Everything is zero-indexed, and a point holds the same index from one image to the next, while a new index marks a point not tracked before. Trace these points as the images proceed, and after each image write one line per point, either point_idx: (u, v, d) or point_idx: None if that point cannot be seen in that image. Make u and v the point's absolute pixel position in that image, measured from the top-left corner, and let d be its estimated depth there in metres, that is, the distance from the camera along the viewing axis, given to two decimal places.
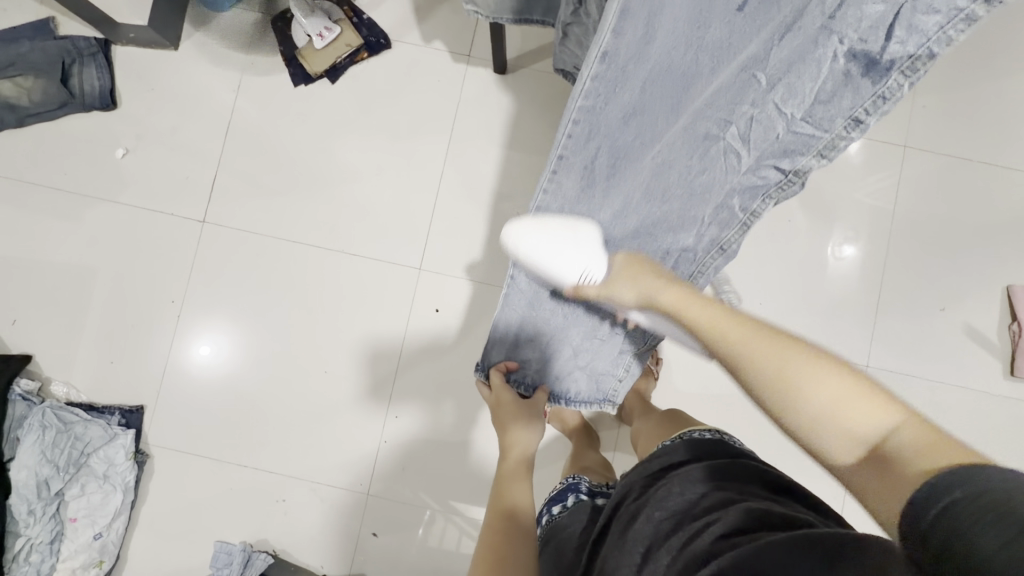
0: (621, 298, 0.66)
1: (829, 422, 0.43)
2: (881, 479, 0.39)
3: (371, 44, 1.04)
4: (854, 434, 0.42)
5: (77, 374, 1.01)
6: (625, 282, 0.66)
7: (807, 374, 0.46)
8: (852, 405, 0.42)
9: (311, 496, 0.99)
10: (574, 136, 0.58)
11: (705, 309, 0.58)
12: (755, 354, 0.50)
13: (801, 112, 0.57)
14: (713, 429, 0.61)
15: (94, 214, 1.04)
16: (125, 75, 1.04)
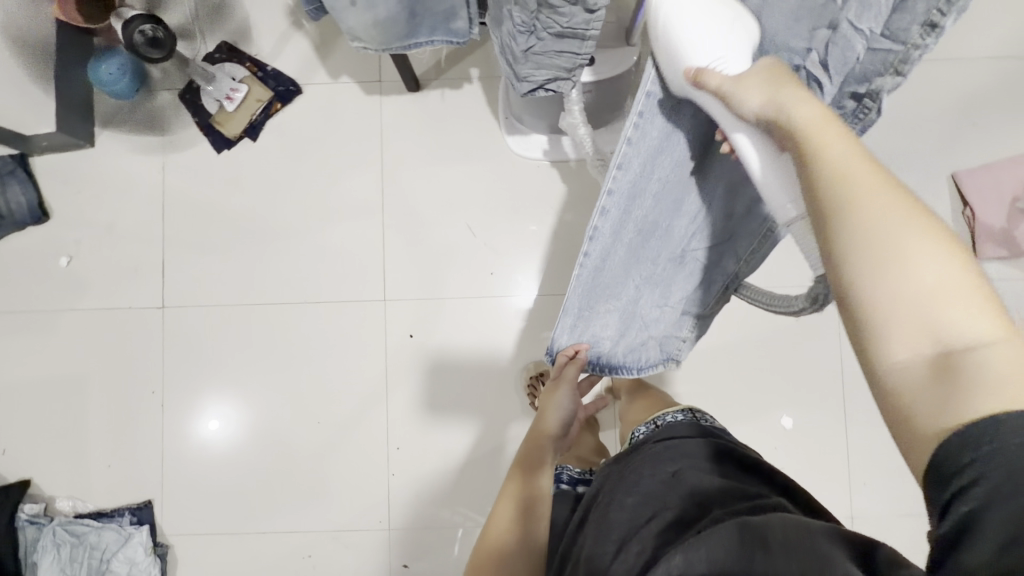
0: (743, 103, 0.43)
1: (912, 311, 0.33)
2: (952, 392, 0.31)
3: (281, 94, 1.04)
4: (930, 328, 0.32)
5: (78, 486, 1.01)
6: (757, 85, 0.43)
7: (918, 234, 0.34)
8: (951, 303, 0.32)
9: (335, 544, 1.00)
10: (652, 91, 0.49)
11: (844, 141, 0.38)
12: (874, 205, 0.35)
13: (878, 26, 0.43)
14: (684, 410, 0.66)
15: (55, 327, 1.03)
16: (49, 184, 1.04)
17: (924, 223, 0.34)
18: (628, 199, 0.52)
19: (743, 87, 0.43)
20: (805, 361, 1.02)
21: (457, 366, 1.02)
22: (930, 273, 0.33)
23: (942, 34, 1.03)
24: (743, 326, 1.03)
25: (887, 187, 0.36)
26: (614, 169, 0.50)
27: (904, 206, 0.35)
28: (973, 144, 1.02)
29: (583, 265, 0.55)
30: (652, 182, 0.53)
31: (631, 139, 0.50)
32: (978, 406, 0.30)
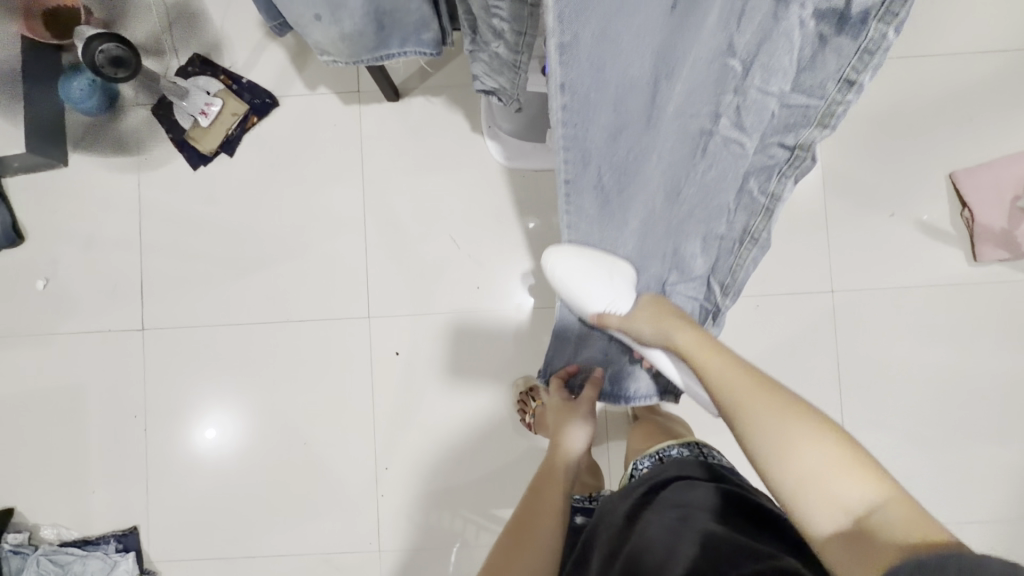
0: (641, 334, 0.61)
1: (812, 492, 0.43)
2: (861, 551, 0.39)
3: (257, 107, 1.01)
4: (828, 504, 0.42)
5: (63, 513, 0.99)
6: (645, 318, 0.61)
7: (790, 425, 0.46)
8: (837, 480, 0.43)
9: (326, 566, 0.99)
10: (572, 181, 0.47)
11: (716, 355, 0.54)
12: (755, 408, 0.48)
13: (789, 85, 0.40)
14: (691, 444, 0.71)
15: (33, 351, 1.01)
16: (23, 205, 1.01)
17: (789, 413, 0.47)
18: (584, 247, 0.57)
19: (639, 326, 0.61)
20: (802, 369, 0.99)
21: (445, 382, 1.00)
22: (808, 459, 0.44)
23: (936, 28, 1.00)
24: (737, 335, 1.00)
25: (755, 389, 0.49)
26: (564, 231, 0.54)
27: (778, 405, 0.48)
28: (970, 141, 0.99)
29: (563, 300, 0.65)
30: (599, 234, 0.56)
31: (568, 214, 0.51)
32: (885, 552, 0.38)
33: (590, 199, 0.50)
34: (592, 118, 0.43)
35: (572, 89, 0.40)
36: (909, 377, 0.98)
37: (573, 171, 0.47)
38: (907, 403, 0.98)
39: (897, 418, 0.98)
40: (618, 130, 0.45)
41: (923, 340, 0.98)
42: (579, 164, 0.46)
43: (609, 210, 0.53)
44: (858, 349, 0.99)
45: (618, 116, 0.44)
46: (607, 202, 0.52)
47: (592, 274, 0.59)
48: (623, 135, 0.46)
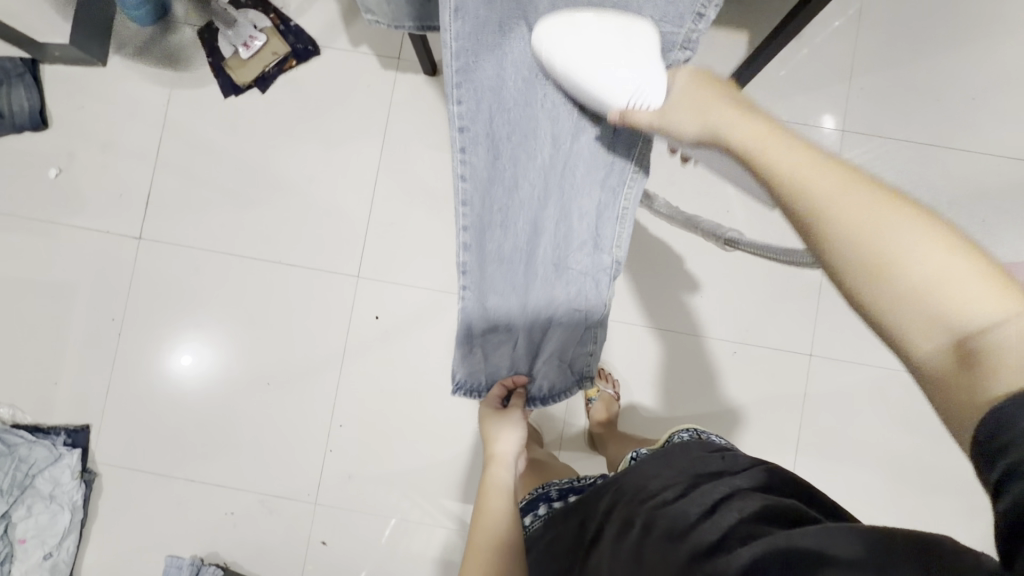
0: (680, 130, 0.47)
1: (932, 301, 0.30)
2: (972, 380, 0.28)
3: (298, 51, 1.03)
4: (948, 312, 0.30)
5: (22, 396, 1.01)
6: (685, 112, 0.47)
7: (890, 212, 0.33)
8: (960, 276, 0.30)
9: (260, 507, 1.00)
10: (467, 128, 0.54)
11: (786, 145, 0.39)
12: (847, 204, 0.35)
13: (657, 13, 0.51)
14: (689, 429, 0.66)
15: (30, 234, 1.03)
16: (55, 94, 1.04)
17: (899, 199, 0.34)
18: (480, 228, 0.58)
19: (677, 115, 0.47)
20: (764, 425, 0.99)
21: (415, 356, 1.02)
22: (922, 269, 0.31)
23: (969, 123, 1.01)
24: (709, 377, 1.01)
25: (854, 182, 0.35)
26: (459, 206, 0.57)
27: (883, 198, 0.34)
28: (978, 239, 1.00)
29: (462, 298, 0.61)
30: (497, 208, 0.58)
31: (464, 180, 0.56)
32: (1005, 381, 0.27)
33: (483, 153, 0.55)
34: (483, 51, 0.53)
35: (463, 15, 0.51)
36: (868, 457, 0.98)
37: (469, 115, 0.54)
38: (862, 482, 0.98)
39: (848, 495, 0.97)
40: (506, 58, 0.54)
41: (889, 424, 0.99)
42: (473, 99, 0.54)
43: (504, 166, 0.57)
44: (823, 418, 0.99)
45: (506, 44, 0.54)
46: (500, 151, 0.56)
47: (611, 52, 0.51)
48: (513, 64, 0.54)
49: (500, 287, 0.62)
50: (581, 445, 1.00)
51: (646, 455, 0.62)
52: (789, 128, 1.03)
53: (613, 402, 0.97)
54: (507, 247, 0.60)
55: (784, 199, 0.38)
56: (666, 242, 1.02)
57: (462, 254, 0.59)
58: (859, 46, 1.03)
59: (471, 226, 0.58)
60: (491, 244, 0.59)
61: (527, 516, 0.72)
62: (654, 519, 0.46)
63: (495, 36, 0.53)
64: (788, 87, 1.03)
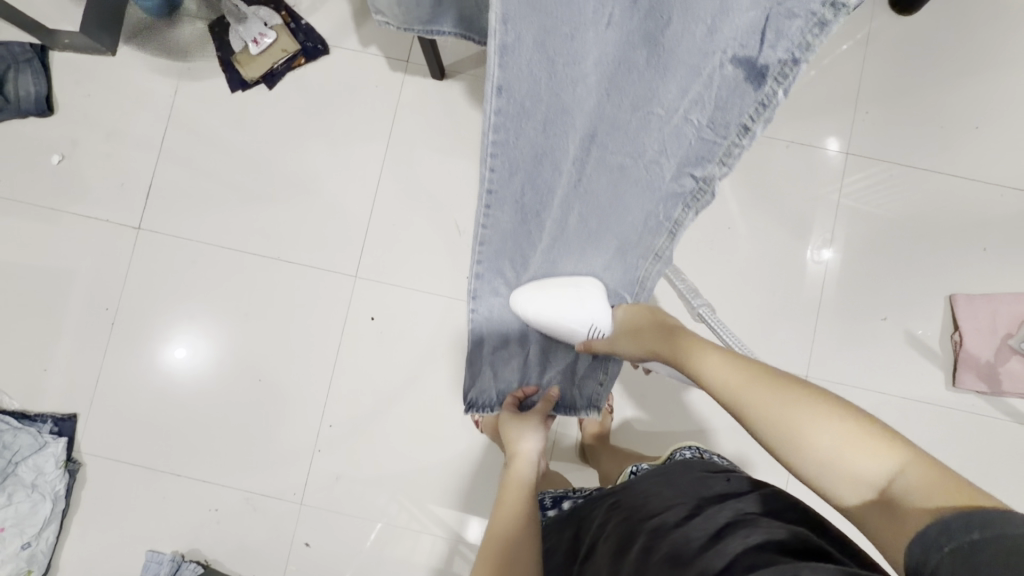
0: (626, 354, 0.63)
1: (839, 467, 0.42)
2: (891, 524, 0.38)
3: (308, 50, 1.03)
4: (854, 471, 0.41)
5: (11, 382, 1.00)
6: (626, 341, 0.62)
7: (784, 408, 0.45)
8: (862, 449, 0.41)
9: (244, 506, 0.98)
10: (495, 191, 0.53)
11: (707, 353, 0.53)
12: (757, 397, 0.47)
13: (705, 121, 0.46)
14: (694, 447, 0.65)
15: (28, 219, 1.03)
16: (62, 82, 1.04)
17: (785, 391, 0.46)
18: (498, 266, 0.61)
19: (622, 344, 0.63)
20: (757, 445, 0.98)
21: (410, 359, 1.01)
22: (824, 441, 0.42)
23: (972, 152, 1.01)
24: (704, 393, 1.00)
25: (750, 383, 0.49)
26: (477, 245, 0.58)
27: (788, 387, 0.47)
28: (978, 267, 1.00)
29: (472, 318, 0.64)
30: (516, 253, 0.60)
31: (485, 228, 0.56)
32: (913, 518, 0.36)
33: (508, 212, 0.55)
34: (522, 130, 0.49)
35: (507, 94, 0.46)
36: None
37: (499, 180, 0.52)
38: None
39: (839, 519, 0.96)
40: (544, 152, 0.51)
41: None
42: (505, 170, 0.51)
43: (525, 224, 0.56)
44: None
45: (547, 137, 0.49)
46: (525, 215, 0.56)
47: (564, 304, 0.62)
48: (551, 157, 0.51)
49: (512, 329, 0.67)
50: (572, 457, 0.99)
51: (645, 470, 0.61)
52: (793, 148, 1.03)
53: (607, 415, 0.96)
54: (525, 297, 0.64)
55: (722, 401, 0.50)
56: None
57: (471, 297, 0.63)
58: (866, 70, 1.03)
59: (488, 255, 0.60)
60: (508, 277, 0.63)
61: None
62: (656, 543, 0.44)
63: (536, 129, 0.49)
64: (793, 108, 1.04)
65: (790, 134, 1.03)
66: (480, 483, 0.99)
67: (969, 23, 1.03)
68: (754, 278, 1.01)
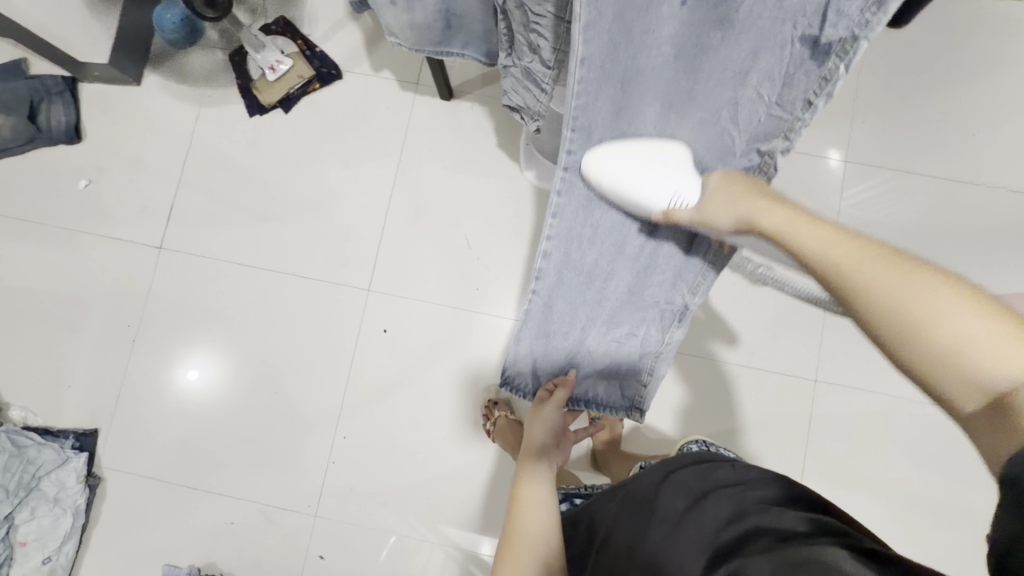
0: (719, 225, 0.56)
1: (960, 356, 0.35)
2: (992, 437, 0.32)
3: (322, 75, 1.08)
4: (970, 373, 0.34)
5: (35, 399, 1.03)
6: (723, 207, 0.56)
7: (925, 284, 0.39)
8: (990, 345, 0.34)
9: (260, 518, 0.99)
10: (578, 122, 0.55)
11: (822, 230, 0.48)
12: (874, 272, 0.42)
13: (772, 96, 0.52)
14: (698, 441, 0.66)
15: (56, 241, 1.07)
16: (91, 111, 1.09)
17: (940, 280, 0.39)
18: (566, 240, 0.60)
19: (714, 210, 0.56)
20: (768, 449, 0.99)
21: (423, 371, 1.03)
22: (958, 325, 0.36)
23: (970, 157, 1.04)
24: (712, 399, 1.01)
25: (888, 262, 0.42)
26: (548, 217, 0.59)
27: (942, 280, 0.39)
28: (985, 270, 1.00)
29: (529, 301, 0.61)
30: (585, 229, 0.61)
31: (559, 195, 0.59)
32: None
33: (591, 172, 0.58)
34: (601, 91, 0.53)
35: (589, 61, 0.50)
36: (875, 488, 0.97)
37: (580, 140, 0.57)
38: (868, 509, 0.96)
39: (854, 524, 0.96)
40: (630, 80, 0.53)
41: (896, 455, 0.98)
42: (586, 130, 0.56)
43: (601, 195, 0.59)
44: (828, 444, 0.98)
45: (625, 93, 0.54)
46: (599, 175, 0.58)
47: (646, 169, 0.57)
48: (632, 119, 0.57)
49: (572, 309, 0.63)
50: (584, 465, 0.99)
51: (653, 463, 0.61)
52: (793, 158, 1.06)
53: (618, 422, 0.96)
54: (585, 271, 0.61)
55: (818, 271, 0.47)
56: None
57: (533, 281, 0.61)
58: (862, 82, 1.06)
59: (562, 221, 0.59)
60: (573, 256, 0.60)
61: None
62: (671, 539, 0.45)
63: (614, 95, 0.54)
64: None
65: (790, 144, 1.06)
66: (493, 492, 0.99)
67: (960, 32, 1.06)
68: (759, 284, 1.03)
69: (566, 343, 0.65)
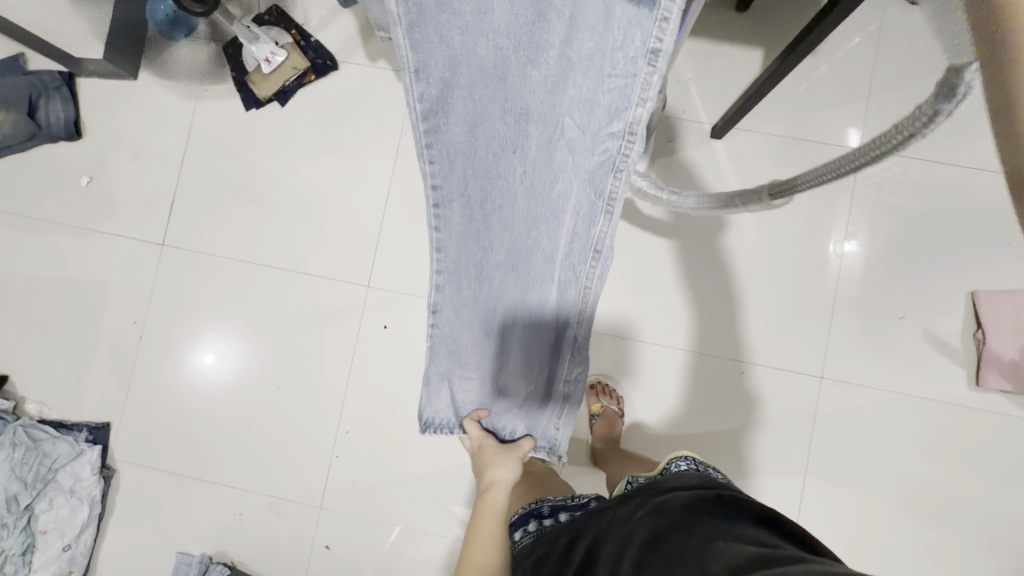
0: None
1: None
2: None
3: (317, 66, 1.06)
4: None
5: (48, 393, 1.06)
6: None
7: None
8: None
9: (267, 510, 1.02)
10: (440, 187, 0.48)
11: None
12: None
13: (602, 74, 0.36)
14: (688, 458, 0.65)
15: (62, 238, 1.08)
16: (90, 107, 1.09)
17: None
18: (458, 277, 0.54)
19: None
20: (771, 445, 0.98)
21: (424, 366, 1.03)
22: None
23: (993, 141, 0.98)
24: (715, 395, 0.99)
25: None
26: (434, 253, 0.52)
27: None
28: (1004, 262, 0.96)
29: (431, 337, 0.58)
30: (473, 264, 0.53)
31: (436, 231, 0.51)
32: None
33: (457, 212, 0.49)
34: (452, 106, 0.42)
35: (426, 77, 0.40)
36: (880, 486, 0.95)
37: (442, 173, 0.47)
38: (871, 506, 0.95)
39: (856, 520, 0.95)
40: (478, 121, 0.43)
41: (903, 452, 0.96)
42: (444, 159, 0.46)
43: (475, 229, 0.51)
44: (833, 441, 0.97)
45: (475, 104, 0.42)
46: (474, 215, 0.50)
47: None
48: (485, 134, 0.44)
49: (468, 345, 0.60)
50: (583, 460, 1.00)
51: (644, 480, 0.61)
52: (804, 146, 1.01)
53: (617, 418, 0.97)
54: (482, 308, 0.57)
55: None
56: (677, 259, 1.01)
57: (429, 315, 0.57)
58: (881, 64, 1.01)
59: (446, 269, 0.54)
60: (465, 292, 0.55)
61: (517, 532, 0.70)
62: (652, 552, 0.43)
63: (464, 101, 0.42)
64: (804, 105, 1.02)
65: (801, 132, 1.02)
66: None
67: None
68: (767, 277, 1.00)
69: (478, 376, 0.64)
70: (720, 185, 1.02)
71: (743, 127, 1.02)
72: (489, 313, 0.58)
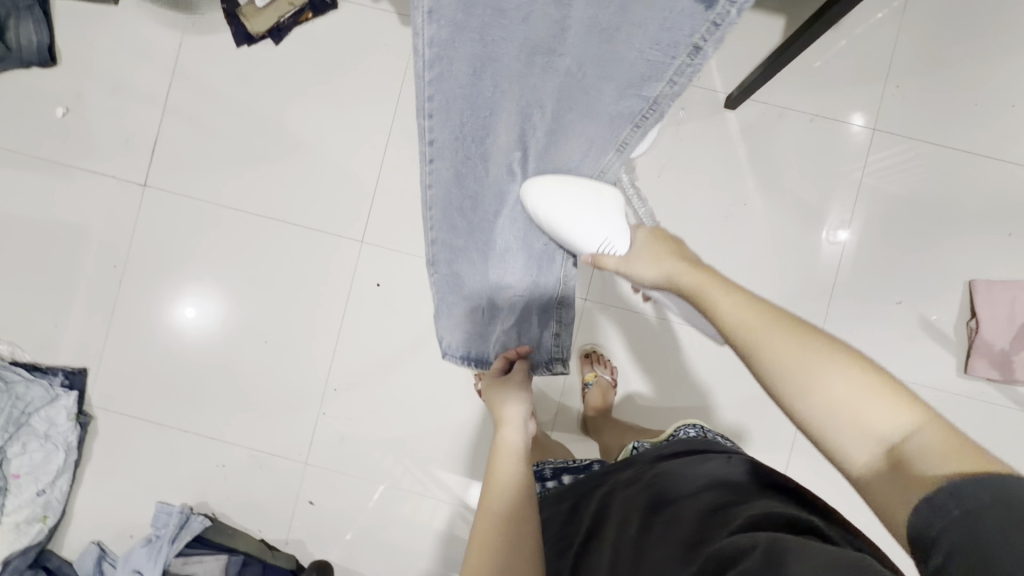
0: (642, 278, 0.56)
1: (849, 416, 0.38)
2: (898, 484, 0.35)
3: (315, 3, 1.00)
4: (860, 434, 0.37)
5: (22, 335, 1.01)
6: (645, 260, 0.57)
7: (795, 347, 0.42)
8: (873, 407, 0.37)
9: (251, 463, 1.01)
10: (433, 116, 0.50)
11: (726, 293, 0.48)
12: (775, 345, 0.43)
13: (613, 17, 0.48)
14: (696, 426, 0.64)
15: (34, 172, 1.02)
16: (66, 31, 1.01)
17: (826, 347, 0.41)
18: (449, 210, 0.55)
19: (639, 266, 0.57)
20: (760, 422, 0.98)
21: (416, 327, 1.01)
22: (839, 389, 0.39)
23: (1005, 131, 0.97)
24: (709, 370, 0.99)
25: (771, 328, 0.44)
26: (424, 186, 0.54)
27: (827, 351, 0.41)
28: (1002, 253, 0.97)
29: (432, 268, 0.58)
30: (467, 195, 0.56)
31: (429, 163, 0.52)
32: (935, 471, 0.33)
33: (450, 142, 0.52)
34: (457, 48, 0.48)
35: (440, 16, 0.46)
36: None
37: (437, 107, 0.50)
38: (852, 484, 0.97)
39: (836, 496, 0.97)
40: (486, 61, 0.49)
41: None
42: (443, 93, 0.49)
43: (472, 158, 0.54)
44: None
45: (484, 48, 0.49)
46: (469, 142, 0.53)
47: (584, 206, 0.57)
48: (493, 69, 0.50)
49: (464, 280, 0.60)
50: (572, 427, 1.00)
51: (647, 447, 0.60)
52: (817, 122, 0.99)
53: (610, 389, 0.96)
54: (477, 234, 0.58)
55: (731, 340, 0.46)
56: (681, 231, 0.99)
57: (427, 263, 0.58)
58: (903, 43, 0.98)
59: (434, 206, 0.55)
60: (458, 225, 0.57)
61: None
62: (662, 517, 0.43)
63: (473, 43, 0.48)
64: (818, 81, 0.99)
65: (816, 107, 0.99)
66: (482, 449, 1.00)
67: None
68: (771, 255, 0.99)
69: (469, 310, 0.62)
70: (729, 158, 0.99)
71: (759, 98, 0.99)
72: (485, 241, 0.59)
